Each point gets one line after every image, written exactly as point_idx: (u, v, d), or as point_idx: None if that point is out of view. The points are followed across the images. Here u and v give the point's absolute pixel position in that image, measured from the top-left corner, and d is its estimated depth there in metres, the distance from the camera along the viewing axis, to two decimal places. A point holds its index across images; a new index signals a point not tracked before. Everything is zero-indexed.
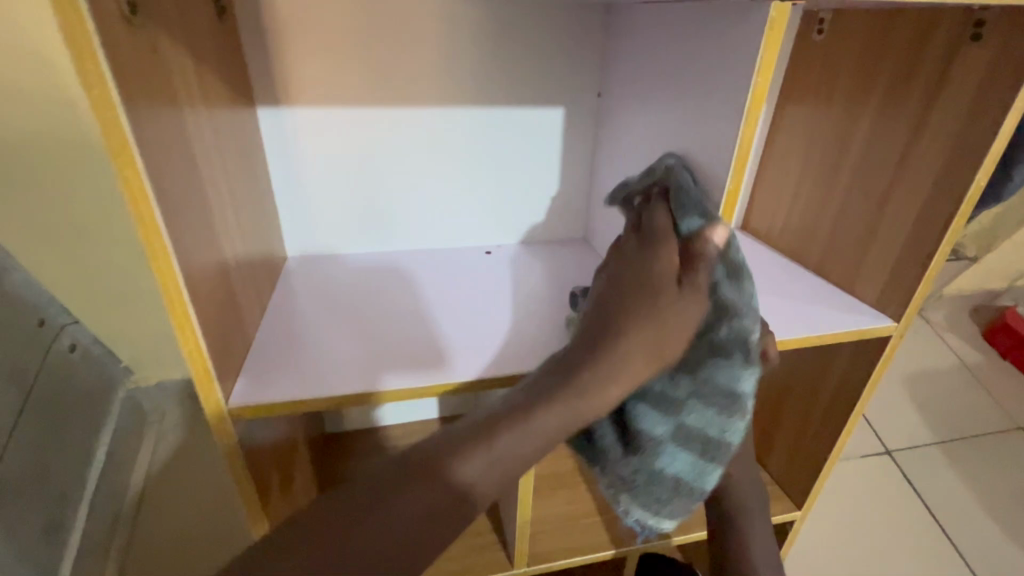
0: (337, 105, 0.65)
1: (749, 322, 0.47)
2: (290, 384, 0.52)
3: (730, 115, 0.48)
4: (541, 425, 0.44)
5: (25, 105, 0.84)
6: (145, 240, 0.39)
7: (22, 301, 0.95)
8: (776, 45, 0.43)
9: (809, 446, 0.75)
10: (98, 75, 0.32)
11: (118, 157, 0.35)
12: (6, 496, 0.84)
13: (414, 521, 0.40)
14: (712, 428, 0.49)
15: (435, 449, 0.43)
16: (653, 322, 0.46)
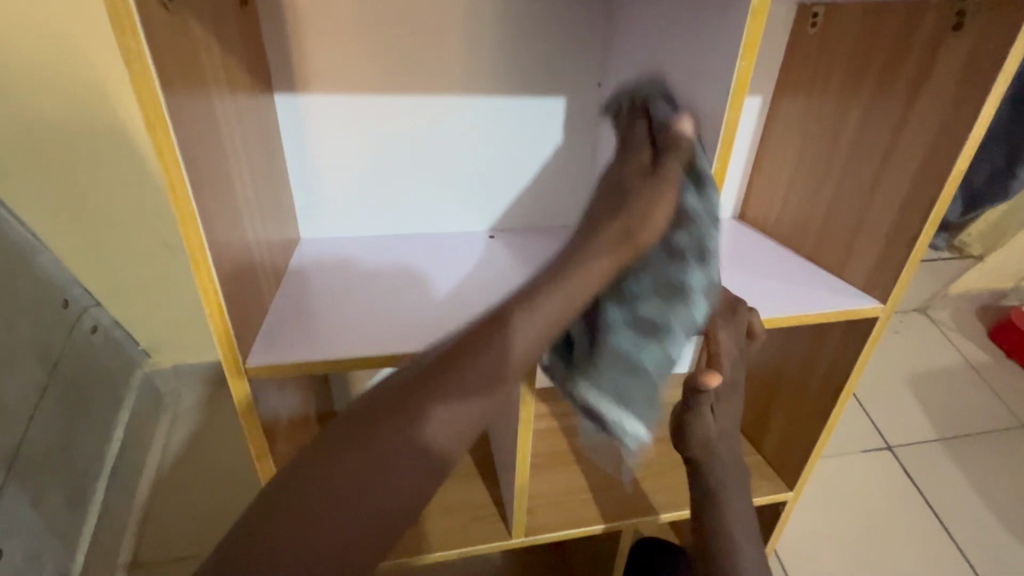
0: (350, 93, 0.68)
1: (708, 228, 0.49)
2: (302, 348, 0.57)
3: (717, 100, 0.51)
4: (502, 352, 0.46)
5: (55, 94, 0.88)
6: (176, 207, 0.42)
7: (46, 282, 1.00)
8: (757, 33, 0.46)
9: (800, 428, 0.78)
10: (140, 53, 0.36)
11: (155, 130, 0.39)
12: (30, 466, 0.90)
13: (382, 489, 0.44)
14: (664, 317, 0.48)
15: (399, 405, 0.46)
16: (623, 209, 0.48)
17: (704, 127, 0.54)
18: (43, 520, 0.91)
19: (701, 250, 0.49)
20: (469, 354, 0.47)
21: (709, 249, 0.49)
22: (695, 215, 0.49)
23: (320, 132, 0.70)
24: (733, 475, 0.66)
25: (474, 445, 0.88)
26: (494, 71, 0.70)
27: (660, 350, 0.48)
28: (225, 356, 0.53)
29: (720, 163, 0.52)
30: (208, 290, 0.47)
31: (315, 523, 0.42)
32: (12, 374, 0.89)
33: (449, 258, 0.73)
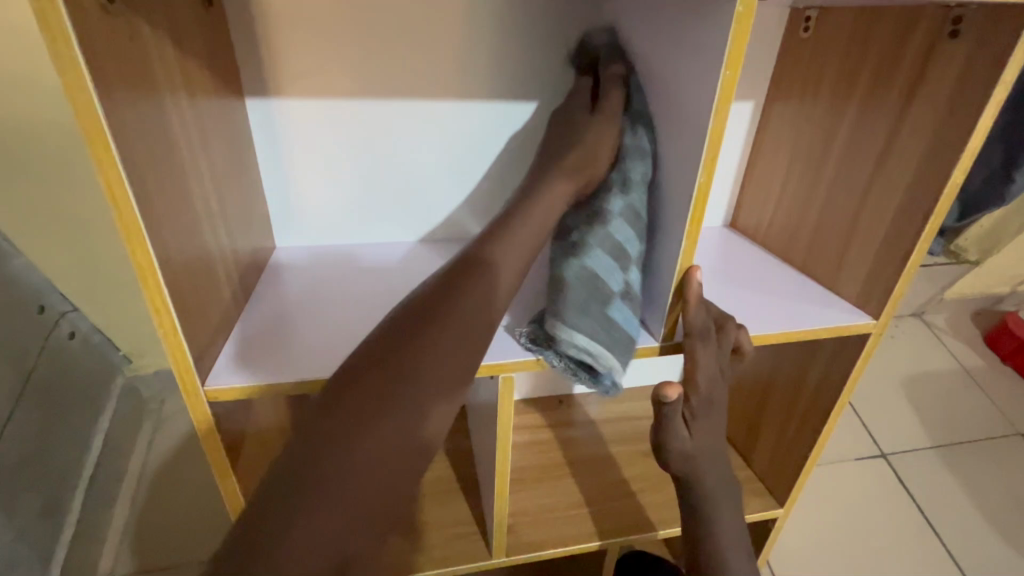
0: (325, 97, 0.66)
1: (636, 163, 0.56)
2: (266, 367, 0.54)
3: (702, 108, 0.48)
4: (477, 293, 0.48)
5: (24, 95, 0.85)
6: (122, 223, 0.40)
7: (20, 288, 0.98)
8: (743, 37, 0.43)
9: (791, 443, 0.76)
10: (72, 60, 0.33)
11: (93, 141, 0.36)
12: (1, 476, 0.87)
13: (382, 456, 0.43)
14: (605, 241, 0.54)
15: (390, 356, 0.45)
16: (571, 153, 0.57)
17: (688, 138, 0.51)
18: (14, 532, 0.88)
19: (629, 176, 0.56)
20: (461, 289, 0.48)
21: (634, 179, 0.56)
22: (625, 152, 0.57)
23: (294, 137, 0.67)
24: (724, 492, 0.63)
25: (459, 459, 0.86)
26: (475, 74, 0.67)
27: (584, 262, 0.53)
28: (182, 378, 0.50)
29: (705, 176, 0.50)
30: (160, 309, 0.45)
31: (332, 492, 0.41)
32: None
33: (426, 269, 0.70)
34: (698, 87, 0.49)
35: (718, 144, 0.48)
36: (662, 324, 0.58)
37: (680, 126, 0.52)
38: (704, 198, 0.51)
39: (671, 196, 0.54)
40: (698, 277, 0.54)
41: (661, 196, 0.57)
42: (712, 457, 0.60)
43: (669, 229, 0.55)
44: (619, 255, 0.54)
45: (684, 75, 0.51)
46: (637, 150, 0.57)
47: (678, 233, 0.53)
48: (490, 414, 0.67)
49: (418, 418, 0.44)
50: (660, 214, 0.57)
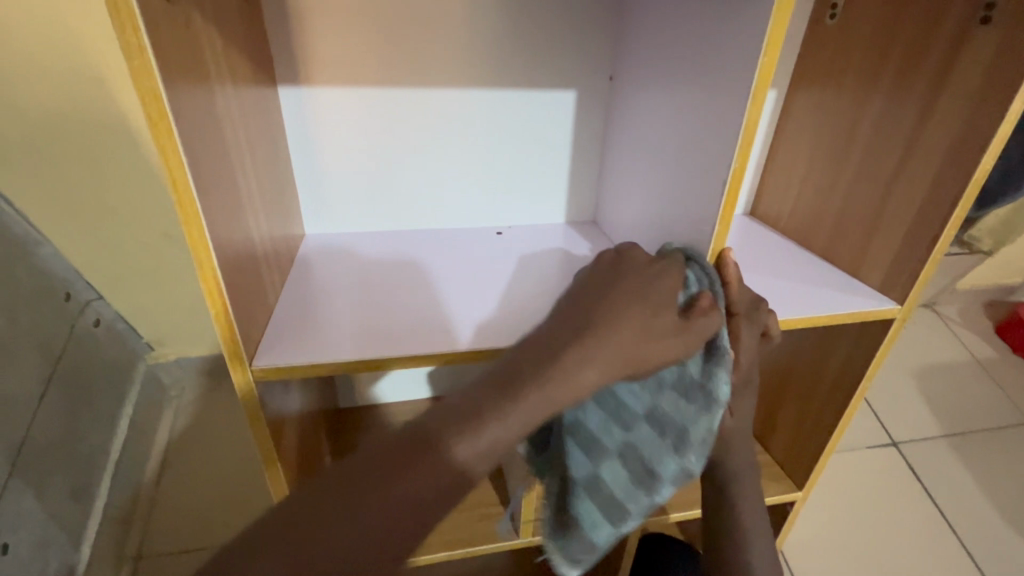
0: (355, 86, 0.67)
1: (691, 414, 0.51)
2: (308, 349, 0.56)
3: (737, 93, 0.49)
4: (501, 425, 0.42)
5: (52, 84, 0.86)
6: (179, 206, 0.41)
7: (48, 276, 0.99)
8: (783, 22, 0.44)
9: (810, 428, 0.77)
10: (140, 47, 0.34)
11: (155, 126, 0.37)
12: (32, 459, 0.90)
13: (410, 505, 0.40)
14: (652, 496, 0.52)
15: (435, 432, 0.42)
16: (640, 329, 0.46)
17: (721, 123, 0.52)
18: (46, 513, 0.91)
19: (677, 413, 0.52)
20: (491, 407, 0.42)
21: (687, 433, 0.51)
22: (686, 369, 0.52)
23: (324, 127, 0.68)
24: (749, 477, 0.64)
25: None
26: (503, 62, 0.68)
27: (608, 493, 0.51)
28: (232, 359, 0.51)
29: (740, 160, 0.50)
30: (213, 292, 0.46)
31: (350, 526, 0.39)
32: (12, 369, 0.88)
33: (454, 256, 0.72)
34: (732, 75, 0.50)
35: (755, 129, 0.49)
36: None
37: (713, 113, 0.53)
38: (738, 184, 0.51)
39: (702, 183, 0.55)
40: (732, 259, 0.56)
41: (691, 182, 0.57)
42: (739, 436, 0.61)
43: (698, 213, 0.56)
44: (648, 483, 0.51)
45: (716, 60, 0.52)
46: (692, 371, 0.52)
47: (711, 217, 0.54)
48: None
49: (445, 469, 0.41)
50: (688, 201, 0.58)
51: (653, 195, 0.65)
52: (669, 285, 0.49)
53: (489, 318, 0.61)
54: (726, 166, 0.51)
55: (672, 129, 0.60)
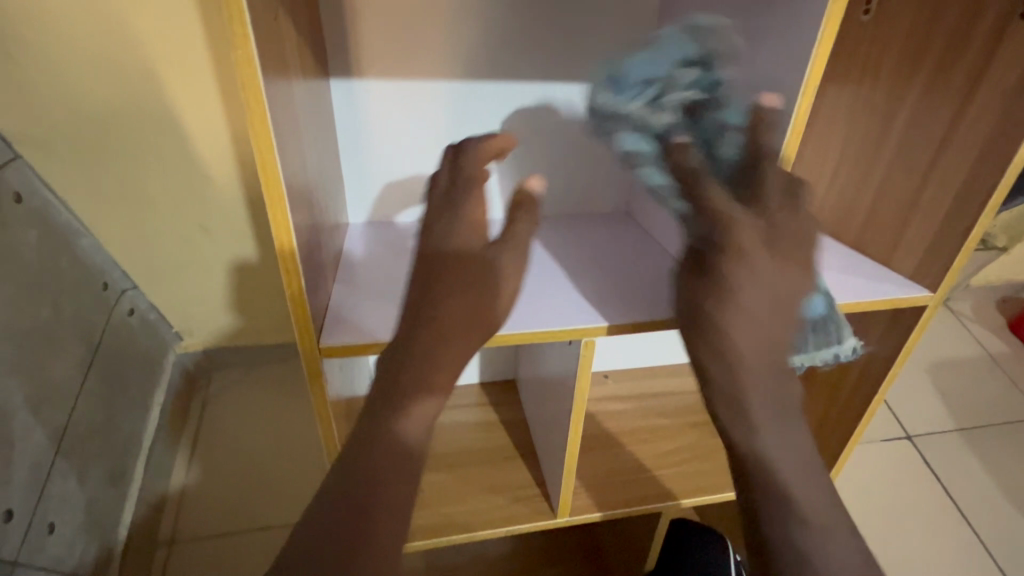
0: (403, 79, 0.69)
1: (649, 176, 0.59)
2: (368, 330, 0.58)
3: (791, 88, 0.57)
4: (406, 387, 0.53)
5: (94, 77, 0.88)
6: (266, 192, 0.46)
7: (88, 265, 1.02)
8: (835, 20, 0.52)
9: (838, 413, 0.81)
10: (244, 36, 0.39)
11: (253, 110, 0.42)
12: (73, 442, 0.92)
13: (356, 490, 0.50)
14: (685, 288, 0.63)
15: (367, 415, 0.53)
16: (448, 274, 0.55)
17: (774, 109, 0.59)
18: (86, 497, 0.93)
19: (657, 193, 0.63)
20: (401, 366, 0.53)
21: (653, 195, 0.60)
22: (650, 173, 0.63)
23: (368, 116, 0.70)
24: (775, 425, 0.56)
25: (516, 431, 0.93)
26: (545, 55, 0.70)
27: None
28: (302, 338, 0.55)
29: (792, 140, 0.59)
30: (288, 270, 0.50)
31: (329, 513, 0.49)
32: (57, 353, 0.90)
33: (473, 242, 0.72)
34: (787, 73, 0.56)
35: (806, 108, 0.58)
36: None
37: (768, 102, 0.60)
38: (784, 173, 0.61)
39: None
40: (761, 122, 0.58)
41: None
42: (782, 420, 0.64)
43: None
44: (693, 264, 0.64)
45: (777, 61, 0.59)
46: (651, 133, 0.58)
47: None
48: (564, 380, 0.72)
49: (379, 448, 0.51)
50: None
51: None
52: (467, 230, 0.56)
53: (539, 302, 0.64)
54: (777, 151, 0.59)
55: None
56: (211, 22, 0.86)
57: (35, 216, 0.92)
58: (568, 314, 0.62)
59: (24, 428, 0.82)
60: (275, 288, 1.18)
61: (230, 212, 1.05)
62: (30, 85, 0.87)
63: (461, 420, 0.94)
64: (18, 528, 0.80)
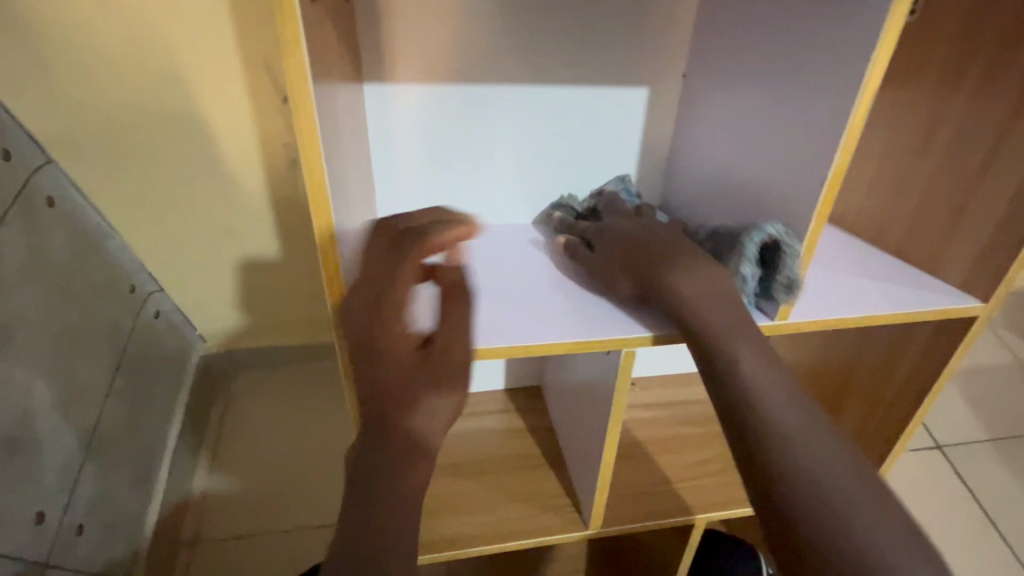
0: (435, 85, 0.68)
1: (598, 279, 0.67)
2: None
3: (845, 96, 0.49)
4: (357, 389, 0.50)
5: (125, 81, 0.88)
6: (309, 179, 0.46)
7: (115, 267, 1.02)
8: (902, 18, 0.44)
9: (883, 416, 0.79)
10: (292, 26, 0.39)
11: (297, 99, 0.42)
12: (99, 445, 0.92)
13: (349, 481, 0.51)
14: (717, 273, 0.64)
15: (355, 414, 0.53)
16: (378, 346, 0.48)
17: (824, 117, 0.52)
18: (111, 499, 0.93)
19: None
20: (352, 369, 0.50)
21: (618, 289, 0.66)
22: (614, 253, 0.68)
23: (400, 120, 0.70)
24: (775, 397, 0.52)
25: (543, 439, 0.92)
26: (580, 57, 0.69)
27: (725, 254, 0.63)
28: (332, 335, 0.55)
29: (841, 160, 0.51)
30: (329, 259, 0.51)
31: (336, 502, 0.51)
32: (84, 356, 0.90)
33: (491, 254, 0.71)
34: (838, 79, 0.50)
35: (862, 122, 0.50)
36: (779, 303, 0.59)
37: (817, 110, 0.53)
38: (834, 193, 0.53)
39: (800, 185, 0.56)
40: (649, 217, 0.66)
41: (780, 182, 0.59)
42: None
43: (788, 212, 0.58)
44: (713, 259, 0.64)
45: None
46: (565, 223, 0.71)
47: (804, 219, 0.55)
48: (597, 389, 0.71)
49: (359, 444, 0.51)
50: (778, 202, 0.59)
51: (732, 191, 0.66)
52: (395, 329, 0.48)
53: (574, 310, 0.62)
54: (827, 166, 0.52)
55: (756, 126, 0.62)
56: (243, 26, 0.86)
57: (67, 218, 0.93)
58: (605, 323, 0.61)
59: (53, 431, 0.83)
60: (299, 291, 1.18)
61: (256, 216, 1.06)
62: (62, 90, 0.87)
63: (488, 427, 0.93)
64: (48, 531, 0.80)
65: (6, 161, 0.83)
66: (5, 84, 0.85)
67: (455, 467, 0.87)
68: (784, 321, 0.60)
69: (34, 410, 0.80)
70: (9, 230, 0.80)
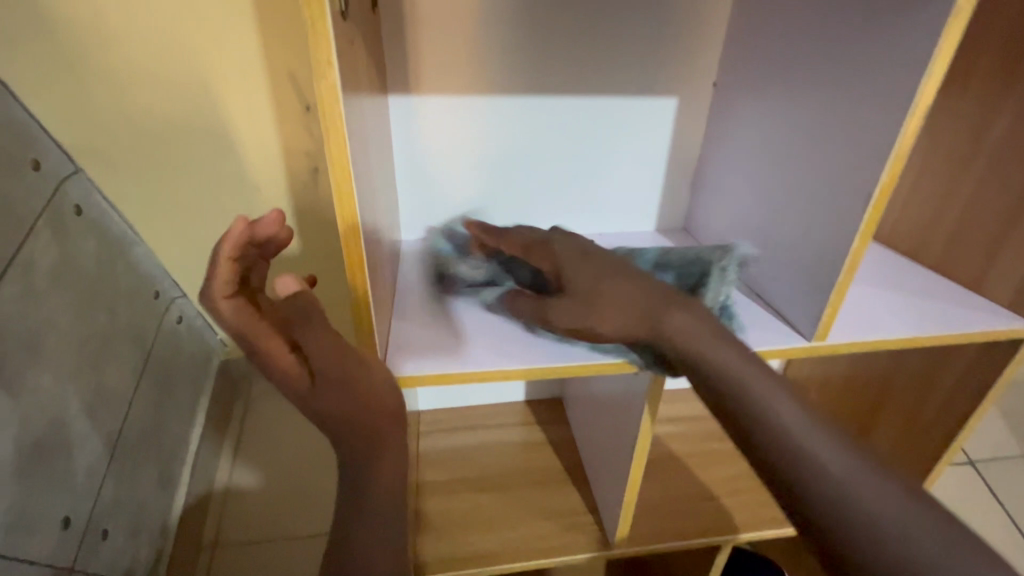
0: (480, 94, 0.71)
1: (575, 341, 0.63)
2: (450, 359, 0.61)
3: (895, 107, 0.52)
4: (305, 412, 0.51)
5: (150, 91, 0.89)
6: (337, 189, 0.46)
7: (140, 274, 1.03)
8: (957, 34, 0.46)
9: (927, 427, 0.83)
10: (324, 38, 0.39)
11: (325, 110, 0.42)
12: (126, 448, 0.93)
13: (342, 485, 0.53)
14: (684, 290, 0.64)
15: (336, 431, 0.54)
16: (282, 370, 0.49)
17: (874, 127, 0.54)
18: (136, 502, 0.94)
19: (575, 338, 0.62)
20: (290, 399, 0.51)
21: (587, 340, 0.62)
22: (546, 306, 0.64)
23: (442, 130, 0.72)
24: (796, 422, 0.49)
25: (566, 455, 0.92)
26: (605, 63, 0.72)
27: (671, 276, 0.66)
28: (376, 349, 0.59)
29: (889, 177, 0.54)
30: (355, 269, 0.51)
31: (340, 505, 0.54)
32: (111, 361, 0.92)
33: None
34: (889, 98, 0.52)
35: (910, 143, 0.52)
36: (815, 324, 0.63)
37: (862, 130, 0.56)
38: (881, 206, 0.55)
39: (844, 203, 0.58)
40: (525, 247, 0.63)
41: (819, 190, 0.61)
42: None
43: (823, 221, 0.61)
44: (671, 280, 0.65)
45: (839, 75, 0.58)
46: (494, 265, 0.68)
47: (849, 234, 0.58)
48: (623, 406, 0.70)
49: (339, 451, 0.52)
50: (811, 210, 0.63)
51: (763, 206, 0.70)
52: (286, 355, 0.49)
53: None
54: (874, 180, 0.54)
55: (785, 138, 0.66)
56: (267, 37, 0.86)
57: (94, 226, 0.94)
58: None
59: (81, 435, 0.84)
60: None
61: None
62: (89, 101, 0.88)
63: (510, 442, 0.95)
64: (76, 533, 0.81)
65: (35, 171, 0.84)
66: (36, 95, 0.87)
67: (474, 482, 0.88)
68: (821, 341, 0.64)
69: (62, 416, 0.81)
70: (38, 238, 0.81)
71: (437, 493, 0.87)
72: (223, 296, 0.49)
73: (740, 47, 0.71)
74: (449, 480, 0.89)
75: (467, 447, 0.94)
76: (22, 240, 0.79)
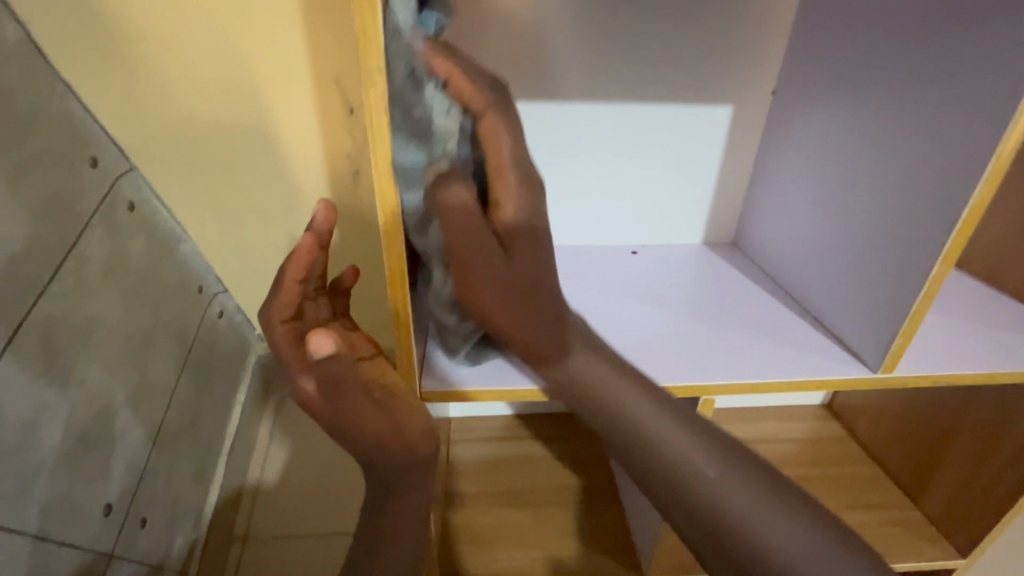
0: (531, 100, 0.70)
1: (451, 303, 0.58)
2: (491, 373, 0.63)
3: (988, 121, 0.47)
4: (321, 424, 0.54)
5: (202, 92, 0.91)
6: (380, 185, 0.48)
7: (186, 268, 1.06)
8: None
9: (999, 467, 0.76)
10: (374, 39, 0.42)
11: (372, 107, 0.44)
12: (166, 439, 0.96)
13: (369, 520, 0.57)
14: None
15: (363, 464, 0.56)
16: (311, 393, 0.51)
17: (959, 142, 0.50)
18: (174, 492, 0.97)
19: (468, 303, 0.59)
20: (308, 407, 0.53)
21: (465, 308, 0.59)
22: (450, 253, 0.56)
23: None
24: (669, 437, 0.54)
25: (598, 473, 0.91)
26: (658, 71, 0.69)
27: None
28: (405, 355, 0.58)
29: (984, 191, 0.49)
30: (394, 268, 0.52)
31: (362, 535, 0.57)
32: (155, 354, 0.94)
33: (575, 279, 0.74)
34: (978, 111, 0.48)
35: (1010, 154, 0.47)
36: (883, 356, 0.59)
37: (945, 144, 0.51)
38: (976, 220, 0.50)
39: (920, 223, 0.54)
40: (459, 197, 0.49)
41: (892, 209, 0.57)
42: None
43: (895, 241, 0.57)
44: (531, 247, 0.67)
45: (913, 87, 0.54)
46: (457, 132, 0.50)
47: (930, 257, 0.53)
48: None
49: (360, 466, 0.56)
50: (881, 229, 0.58)
51: (825, 222, 0.66)
52: (307, 382, 0.51)
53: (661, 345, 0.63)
54: (965, 197, 0.50)
55: (852, 153, 0.62)
56: (315, 41, 0.87)
57: (143, 222, 0.97)
58: (696, 363, 0.61)
59: (125, 424, 0.86)
60: None
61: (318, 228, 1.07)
62: (144, 101, 0.91)
63: (541, 455, 0.93)
64: (114, 520, 0.83)
65: (92, 168, 0.87)
66: (94, 94, 0.89)
67: (507, 496, 0.87)
68: (888, 372, 0.59)
69: (107, 406, 0.83)
70: (92, 233, 0.84)
71: (469, 504, 0.86)
72: (281, 320, 0.53)
73: (803, 55, 0.67)
74: (481, 493, 0.87)
75: (499, 457, 0.93)
76: (77, 236, 0.81)
